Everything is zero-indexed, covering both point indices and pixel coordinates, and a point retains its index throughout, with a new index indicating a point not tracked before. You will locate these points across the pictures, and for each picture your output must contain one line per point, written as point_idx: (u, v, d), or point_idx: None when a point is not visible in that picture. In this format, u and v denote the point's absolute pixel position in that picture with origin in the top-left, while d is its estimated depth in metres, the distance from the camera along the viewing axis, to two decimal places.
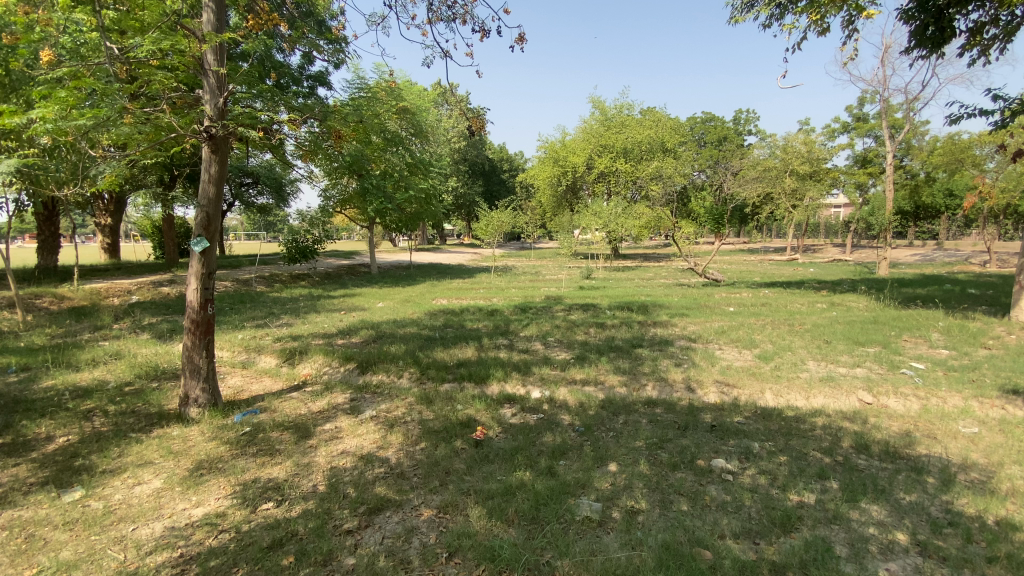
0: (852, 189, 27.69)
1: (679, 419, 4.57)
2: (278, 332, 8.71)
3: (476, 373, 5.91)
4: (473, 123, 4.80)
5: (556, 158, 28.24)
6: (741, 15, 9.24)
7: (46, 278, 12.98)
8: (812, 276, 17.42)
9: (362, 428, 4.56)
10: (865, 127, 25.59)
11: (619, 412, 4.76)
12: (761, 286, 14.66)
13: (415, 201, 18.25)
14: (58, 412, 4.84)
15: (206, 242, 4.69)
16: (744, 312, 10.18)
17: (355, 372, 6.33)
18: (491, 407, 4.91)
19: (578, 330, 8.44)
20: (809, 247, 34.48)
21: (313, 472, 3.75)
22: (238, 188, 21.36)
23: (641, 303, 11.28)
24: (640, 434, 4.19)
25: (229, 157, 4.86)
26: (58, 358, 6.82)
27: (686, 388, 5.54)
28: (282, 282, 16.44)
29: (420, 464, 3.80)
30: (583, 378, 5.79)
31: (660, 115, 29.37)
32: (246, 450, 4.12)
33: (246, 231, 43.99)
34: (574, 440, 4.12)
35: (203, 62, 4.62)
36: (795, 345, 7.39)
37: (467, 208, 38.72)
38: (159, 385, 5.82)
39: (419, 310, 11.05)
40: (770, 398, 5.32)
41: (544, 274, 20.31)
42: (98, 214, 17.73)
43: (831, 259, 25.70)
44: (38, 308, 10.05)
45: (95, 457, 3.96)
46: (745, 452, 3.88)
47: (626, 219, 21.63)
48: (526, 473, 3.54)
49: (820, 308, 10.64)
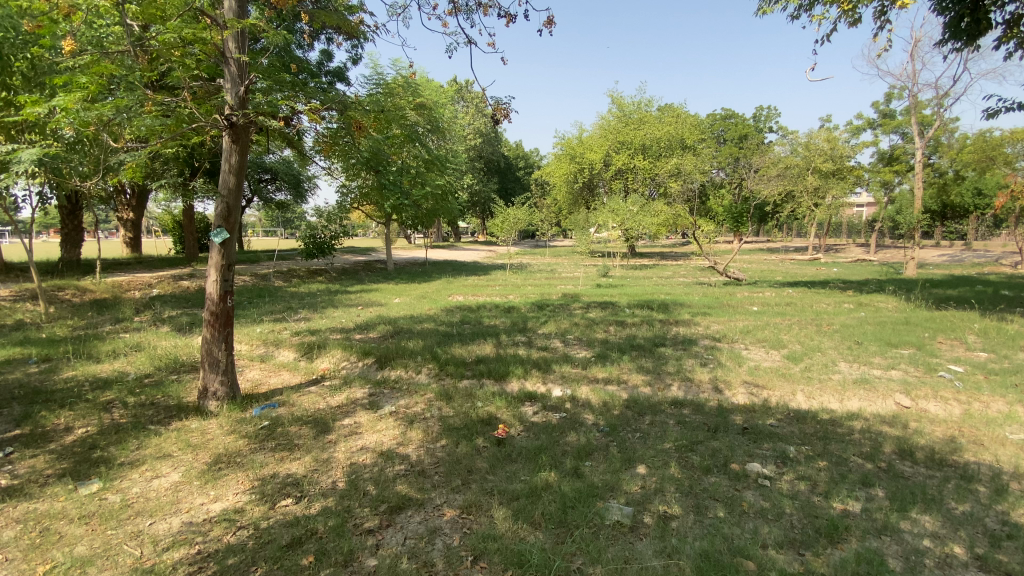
0: (877, 187, 26.95)
1: (708, 421, 4.39)
2: (296, 326, 8.70)
3: (496, 370, 5.79)
4: (496, 112, 4.63)
5: (573, 155, 28.01)
6: (769, 7, 8.99)
7: (69, 271, 13.21)
8: (837, 277, 16.94)
9: (381, 423, 4.48)
10: (892, 124, 24.87)
11: (644, 412, 4.60)
12: (784, 286, 14.28)
13: (431, 197, 18.20)
14: (77, 403, 4.84)
15: (226, 233, 4.64)
16: (768, 312, 9.90)
17: (373, 367, 6.26)
18: (513, 405, 4.78)
19: (597, 328, 8.27)
20: (831, 247, 33.68)
21: (332, 468, 3.66)
22: (257, 184, 21.60)
23: (661, 302, 11.05)
24: (668, 435, 4.02)
25: (250, 147, 4.79)
26: (80, 350, 6.86)
27: (713, 388, 5.35)
28: (299, 278, 16.52)
29: (441, 462, 3.69)
30: (605, 377, 5.63)
31: (678, 111, 28.94)
32: (265, 444, 4.05)
33: (265, 227, 44.46)
34: (599, 441, 3.97)
35: (224, 50, 4.58)
36: (825, 346, 7.12)
37: (483, 206, 38.57)
38: (179, 377, 5.82)
39: (436, 306, 10.96)
40: (802, 400, 5.11)
41: (560, 271, 20.09)
42: (120, 208, 18.04)
43: (855, 259, 25.04)
44: (62, 300, 10.20)
45: (113, 449, 3.93)
46: (781, 457, 3.71)
47: (643, 217, 21.32)
48: (551, 473, 3.41)
49: (847, 308, 10.30)
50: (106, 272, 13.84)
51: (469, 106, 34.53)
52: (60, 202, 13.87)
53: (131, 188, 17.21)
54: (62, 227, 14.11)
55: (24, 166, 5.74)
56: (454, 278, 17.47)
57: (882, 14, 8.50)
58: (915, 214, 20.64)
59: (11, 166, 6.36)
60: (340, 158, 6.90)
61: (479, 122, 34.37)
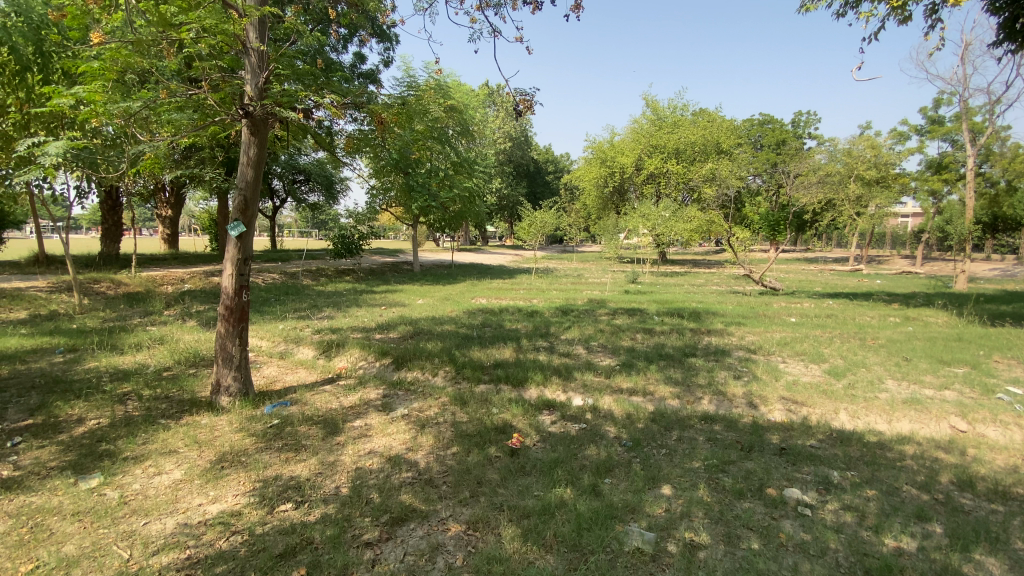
0: (925, 196, 25.49)
1: (742, 439, 4.05)
2: (318, 324, 8.67)
3: (515, 376, 5.55)
4: (521, 102, 4.43)
5: (603, 159, 27.62)
6: (813, 4, 8.53)
7: (107, 265, 13.66)
8: (881, 289, 16.00)
9: (392, 427, 4.29)
10: (940, 130, 23.46)
11: (672, 426, 4.27)
12: (824, 297, 13.57)
13: (458, 199, 18.15)
14: (94, 395, 4.85)
15: (243, 226, 4.57)
16: (806, 324, 9.33)
17: (390, 368, 6.10)
18: (530, 413, 4.53)
19: (623, 336, 7.93)
20: (875, 258, 32.07)
21: (337, 472, 3.50)
22: (291, 185, 22.05)
23: (692, 310, 10.61)
24: (697, 453, 3.71)
25: (269, 139, 4.72)
26: (105, 341, 6.97)
27: (747, 404, 4.97)
28: (327, 277, 16.68)
29: (450, 471, 3.48)
30: (630, 388, 5.31)
31: (713, 115, 28.21)
32: (272, 444, 3.92)
33: (298, 228, 45.44)
34: (621, 456, 3.67)
35: (245, 40, 4.53)
36: (869, 361, 6.61)
37: (511, 210, 38.37)
38: (197, 372, 5.80)
39: (458, 308, 10.81)
40: (845, 419, 4.70)
41: (587, 277, 19.72)
42: (159, 206, 18.65)
43: (901, 271, 23.72)
44: (96, 292, 10.51)
45: (120, 443, 3.87)
46: (824, 482, 3.35)
47: (675, 223, 20.74)
48: (567, 490, 3.14)
49: (892, 322, 9.63)
50: (141, 266, 14.28)
51: (500, 111, 34.67)
52: (101, 198, 14.41)
53: (169, 187, 17.77)
54: (103, 223, 14.66)
55: (48, 159, 5.81)
56: (479, 281, 17.30)
57: (934, 11, 7.94)
58: (966, 225, 19.30)
59: (38, 158, 6.46)
60: (369, 159, 6.89)
61: (509, 126, 34.45)
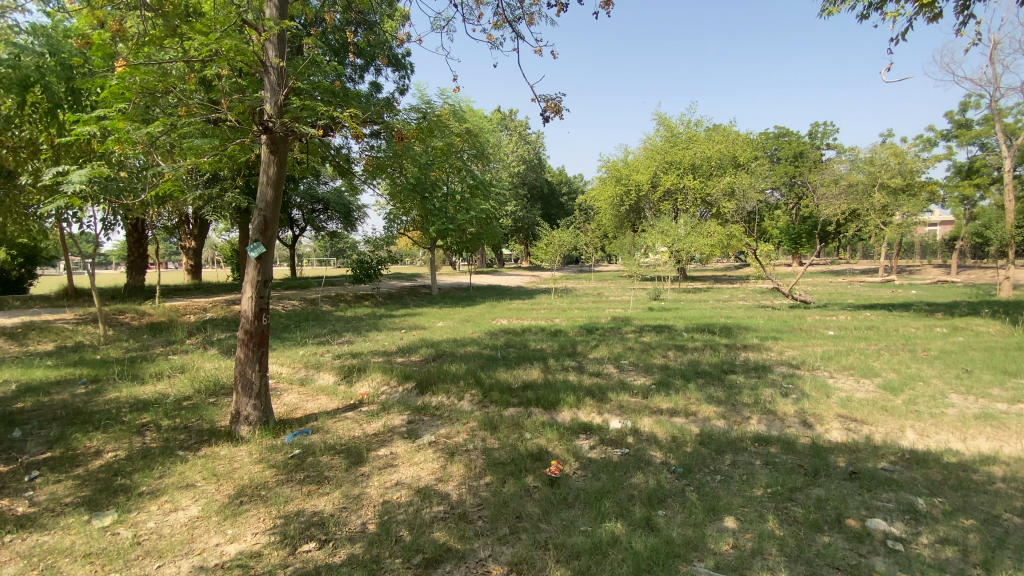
0: (956, 203, 24.54)
1: (804, 462, 3.67)
2: (339, 349, 8.49)
3: (545, 398, 5.23)
4: (547, 106, 4.25)
5: (619, 178, 27.51)
6: (836, 7, 8.31)
7: (132, 296, 13.84)
8: (919, 299, 15.32)
9: (419, 455, 4.01)
10: (969, 135, 22.62)
11: (724, 450, 3.91)
12: (860, 309, 12.98)
13: (475, 221, 18.07)
14: (112, 426, 4.68)
15: (263, 247, 4.42)
16: (847, 337, 8.82)
17: (414, 392, 5.84)
18: (566, 438, 4.21)
19: (654, 353, 7.56)
20: (906, 268, 31.00)
21: (363, 507, 3.22)
22: (310, 213, 22.37)
23: (723, 326, 10.18)
24: (757, 480, 3.35)
25: (288, 157, 4.60)
26: (127, 371, 6.87)
27: (801, 423, 4.57)
28: (347, 302, 16.64)
29: (486, 504, 3.17)
30: (670, 408, 4.96)
31: (729, 129, 28.01)
32: (293, 476, 3.67)
33: (317, 258, 46.17)
34: (673, 485, 3.33)
35: (264, 58, 4.47)
36: (926, 374, 6.13)
37: (526, 232, 38.30)
38: (217, 401, 5.61)
39: (479, 329, 10.57)
40: (914, 438, 4.27)
41: (609, 295, 19.33)
42: (183, 237, 18.96)
43: (935, 280, 22.79)
44: (121, 323, 10.57)
45: (137, 477, 3.66)
46: (910, 510, 2.96)
47: (695, 238, 20.28)
48: (618, 525, 2.82)
49: (940, 333, 9.06)
50: (165, 297, 14.44)
51: (513, 134, 35.29)
52: (128, 232, 14.73)
53: (194, 219, 18.11)
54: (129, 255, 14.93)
55: (71, 187, 5.79)
56: (498, 302, 17.08)
57: (965, 7, 7.65)
58: (1005, 230, 18.48)
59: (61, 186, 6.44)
60: (388, 183, 6.82)
61: (522, 149, 35.12)
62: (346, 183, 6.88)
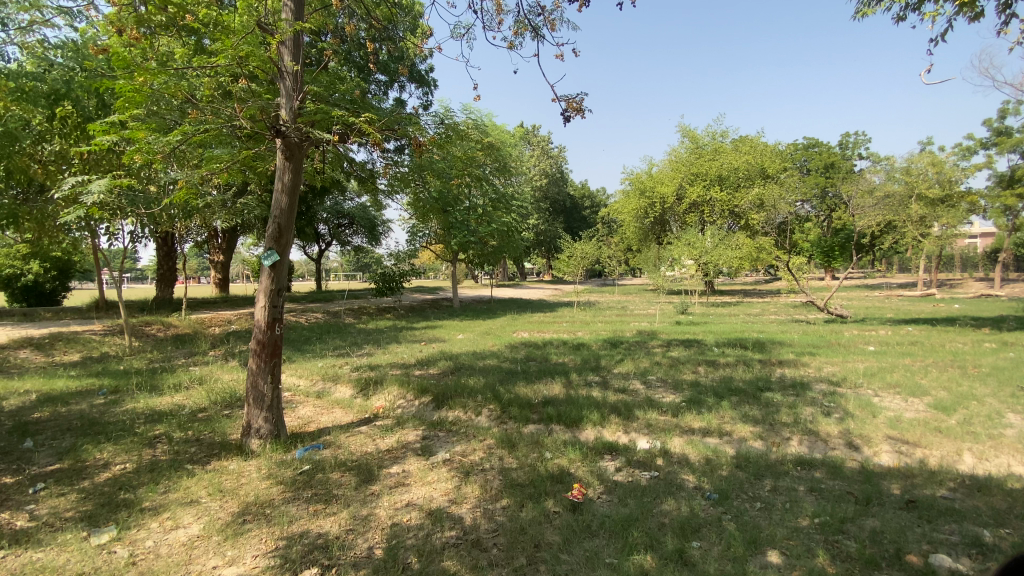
0: (998, 214, 23.12)
1: (854, 489, 3.30)
2: (358, 361, 8.38)
3: (567, 415, 4.96)
4: (568, 105, 4.09)
5: (642, 190, 27.16)
6: (870, 9, 7.95)
7: (161, 308, 14.14)
8: (963, 314, 14.45)
9: (433, 474, 3.79)
10: (1009, 143, 21.41)
11: (762, 474, 3.58)
12: (901, 323, 12.28)
13: (497, 234, 17.95)
14: (124, 438, 4.62)
15: (277, 255, 4.33)
16: (888, 352, 8.27)
17: (431, 407, 5.63)
18: (589, 458, 3.93)
19: (683, 369, 7.21)
20: (947, 281, 29.50)
21: (371, 529, 3.00)
22: (335, 228, 22.69)
23: (755, 340, 9.71)
24: (801, 509, 3.01)
25: (304, 164, 4.52)
26: (146, 382, 6.87)
27: (847, 445, 4.19)
28: (369, 315, 16.65)
29: (501, 530, 2.92)
30: (702, 428, 4.63)
31: (756, 140, 27.45)
32: (300, 494, 3.49)
33: (342, 272, 46.92)
34: (707, 512, 3.03)
35: (281, 65, 4.43)
36: (981, 392, 5.62)
37: (549, 245, 38.11)
38: (232, 413, 5.51)
39: (500, 342, 10.35)
40: (973, 462, 3.85)
41: (633, 309, 18.88)
42: (212, 251, 19.36)
43: (979, 294, 21.57)
44: (147, 334, 10.73)
45: (141, 492, 3.54)
46: (977, 544, 2.59)
47: (722, 251, 19.74)
48: (646, 558, 2.54)
49: (991, 348, 8.42)
50: (191, 309, 14.71)
51: (536, 149, 35.78)
52: (158, 246, 15.14)
53: (222, 233, 18.52)
54: (159, 268, 15.32)
55: (90, 197, 5.88)
56: (520, 315, 16.83)
57: (1008, 5, 7.23)
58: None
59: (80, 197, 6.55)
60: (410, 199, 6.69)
61: (544, 164, 35.60)
62: (371, 198, 6.84)
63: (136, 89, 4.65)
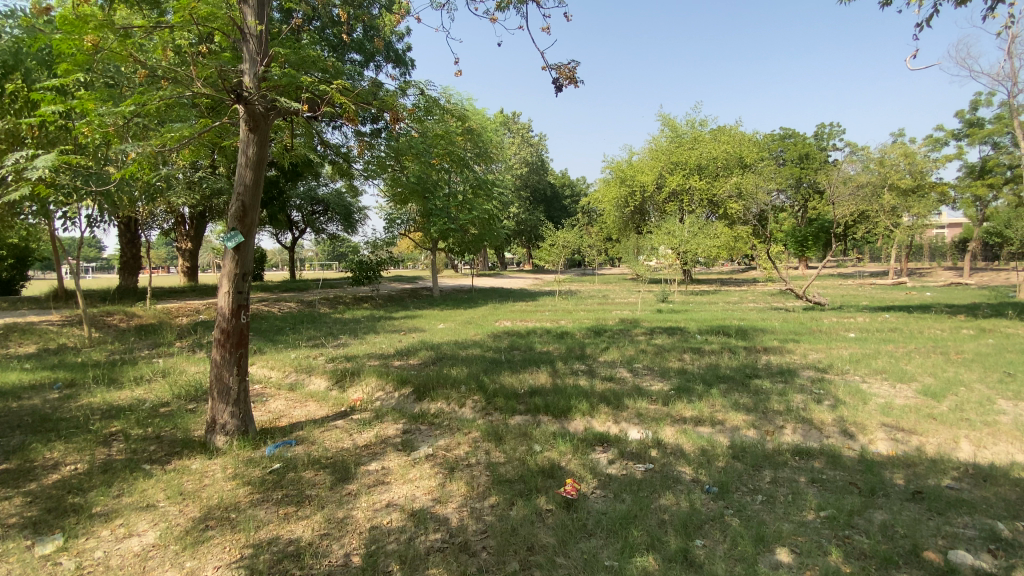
0: (970, 204, 23.15)
1: (856, 480, 3.18)
2: (333, 352, 8.01)
3: (555, 405, 4.75)
4: (560, 73, 3.89)
5: (623, 178, 27.00)
6: None
7: (123, 298, 13.44)
8: (937, 302, 14.70)
9: (415, 471, 3.54)
10: (981, 134, 21.90)
11: (761, 465, 3.44)
12: (879, 311, 12.44)
13: (477, 222, 17.60)
14: (76, 436, 4.23)
15: (241, 237, 3.97)
16: (870, 339, 8.29)
17: (411, 399, 5.37)
18: (580, 451, 3.73)
19: (669, 357, 7.08)
20: (917, 270, 30.19)
21: (347, 534, 2.74)
22: (310, 215, 21.96)
23: (738, 328, 9.67)
24: (806, 501, 2.87)
25: (271, 137, 4.14)
26: (106, 375, 6.43)
27: (842, 433, 4.10)
28: (345, 305, 16.19)
29: (491, 532, 2.70)
30: (694, 417, 4.48)
31: (735, 129, 27.62)
32: (270, 496, 3.20)
33: (318, 263, 45.82)
34: (709, 508, 2.86)
35: (243, 25, 4.03)
36: (967, 377, 5.63)
37: (530, 235, 37.84)
38: (195, 408, 5.13)
39: (481, 331, 10.09)
40: (970, 450, 3.79)
41: (614, 298, 18.77)
42: (179, 239, 18.50)
43: (949, 283, 22.08)
44: (108, 325, 10.14)
45: (93, 495, 3.20)
46: (994, 539, 2.47)
47: (700, 240, 19.60)
48: (650, 560, 2.36)
49: (968, 334, 8.54)
50: (157, 299, 14.05)
51: (516, 136, 35.71)
52: (120, 232, 14.37)
53: (189, 219, 17.69)
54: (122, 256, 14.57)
55: (35, 174, 5.34)
56: (501, 305, 16.51)
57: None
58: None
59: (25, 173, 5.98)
60: (388, 185, 6.31)
61: (524, 151, 35.48)
62: (346, 183, 6.47)
63: (80, 52, 4.13)
